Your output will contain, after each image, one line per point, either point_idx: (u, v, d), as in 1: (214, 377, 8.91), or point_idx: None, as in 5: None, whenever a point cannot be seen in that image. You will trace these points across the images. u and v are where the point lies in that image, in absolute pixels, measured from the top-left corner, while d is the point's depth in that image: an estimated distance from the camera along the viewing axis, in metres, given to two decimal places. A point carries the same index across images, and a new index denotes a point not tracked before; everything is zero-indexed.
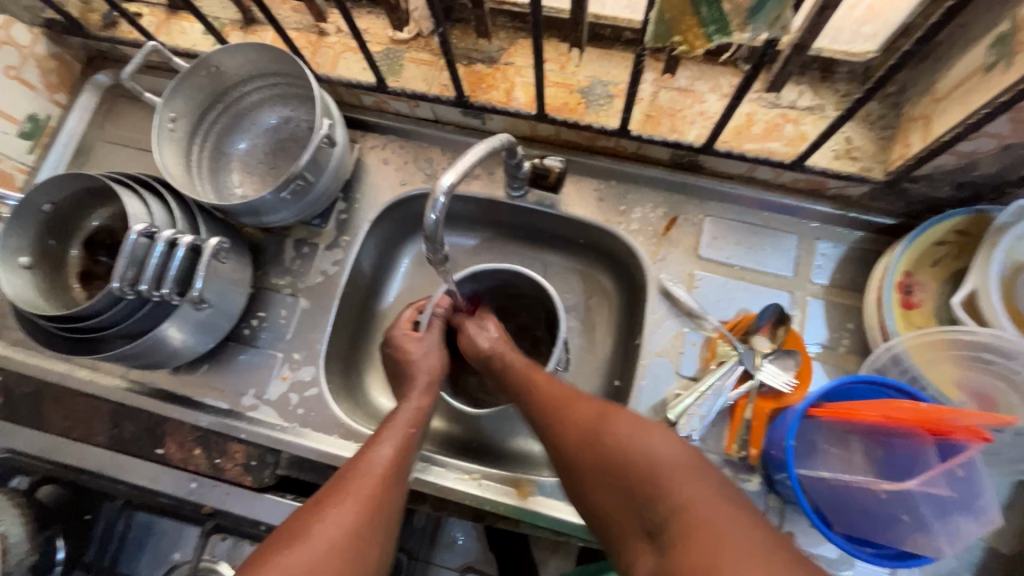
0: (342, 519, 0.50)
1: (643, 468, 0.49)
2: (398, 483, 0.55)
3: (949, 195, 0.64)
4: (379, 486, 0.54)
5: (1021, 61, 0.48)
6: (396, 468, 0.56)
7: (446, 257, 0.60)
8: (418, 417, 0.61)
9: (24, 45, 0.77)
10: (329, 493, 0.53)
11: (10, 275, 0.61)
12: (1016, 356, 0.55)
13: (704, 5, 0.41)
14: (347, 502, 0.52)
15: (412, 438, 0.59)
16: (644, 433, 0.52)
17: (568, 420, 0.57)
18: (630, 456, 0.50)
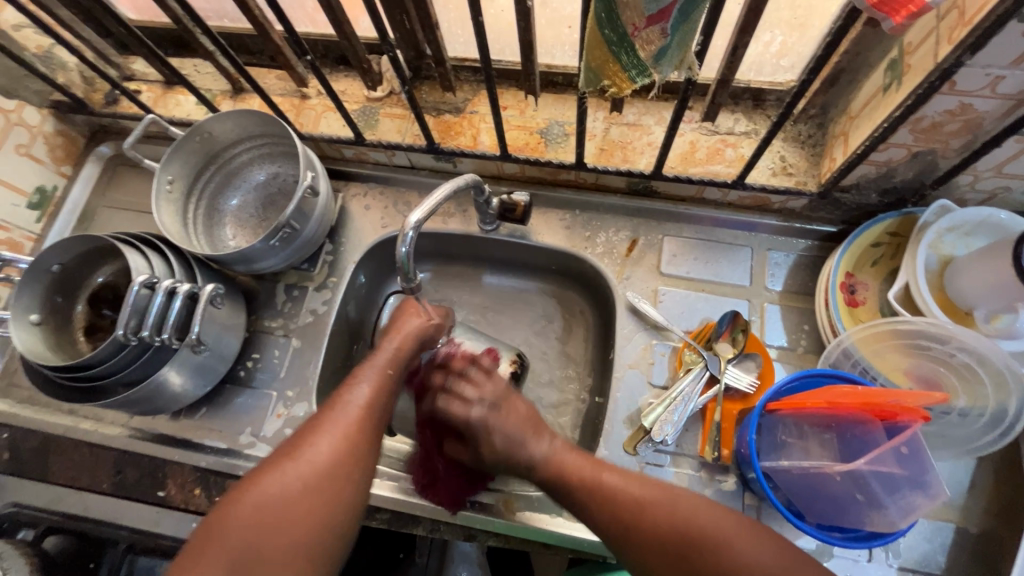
0: (320, 446, 0.51)
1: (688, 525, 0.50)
2: (376, 421, 0.56)
3: (878, 201, 0.70)
4: (357, 421, 0.54)
5: (908, 81, 0.54)
6: (375, 407, 0.56)
7: (419, 283, 0.67)
8: (396, 358, 0.62)
9: (33, 125, 0.84)
10: (312, 423, 0.54)
11: (21, 332, 0.66)
12: (950, 340, 0.60)
13: (623, 55, 0.46)
14: (326, 429, 0.53)
15: (392, 380, 0.60)
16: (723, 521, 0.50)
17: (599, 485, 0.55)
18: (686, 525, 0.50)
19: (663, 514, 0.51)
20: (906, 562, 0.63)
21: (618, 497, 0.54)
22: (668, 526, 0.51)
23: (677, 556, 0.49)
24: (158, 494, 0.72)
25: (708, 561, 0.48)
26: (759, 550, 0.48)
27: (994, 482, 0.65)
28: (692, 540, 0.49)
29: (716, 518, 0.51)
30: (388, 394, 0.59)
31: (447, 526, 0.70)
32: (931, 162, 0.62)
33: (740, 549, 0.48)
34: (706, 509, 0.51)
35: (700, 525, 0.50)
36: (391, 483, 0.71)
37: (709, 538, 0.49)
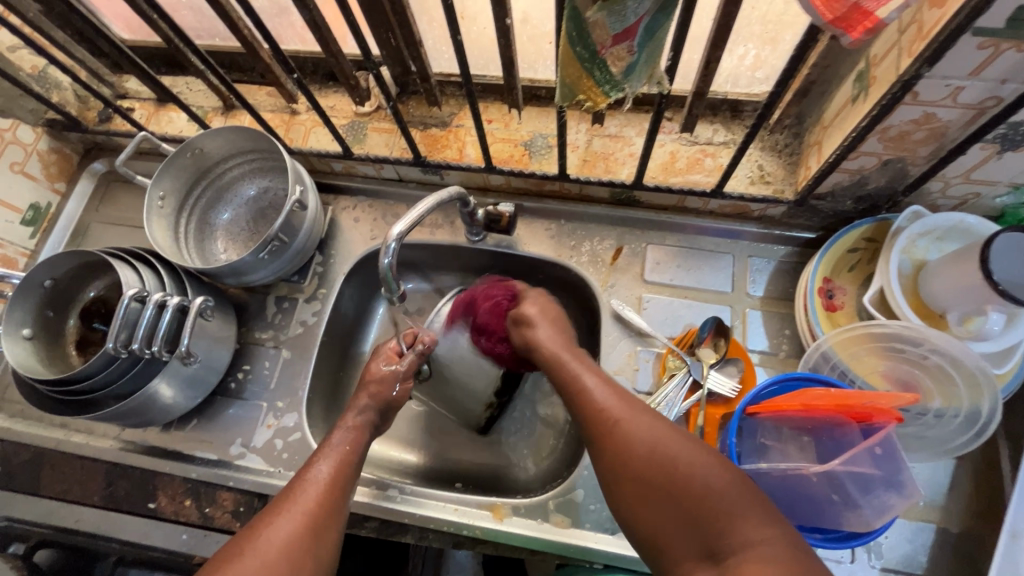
0: (285, 524, 0.52)
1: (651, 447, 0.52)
2: (338, 498, 0.57)
3: (853, 208, 0.72)
4: (322, 497, 0.56)
5: (874, 92, 0.56)
6: (337, 483, 0.58)
7: (404, 295, 0.67)
8: (355, 437, 0.64)
9: (28, 143, 0.86)
10: (275, 504, 0.55)
11: (13, 347, 0.67)
12: (923, 342, 0.61)
13: (596, 70, 0.48)
14: (291, 507, 0.54)
15: (353, 459, 0.62)
16: (685, 446, 0.51)
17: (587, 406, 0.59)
18: (649, 449, 0.52)
19: (630, 429, 0.54)
20: (887, 563, 0.64)
21: (599, 406, 0.58)
22: (633, 439, 0.54)
23: (630, 462, 0.53)
24: (149, 506, 0.73)
25: (658, 476, 0.50)
26: (711, 472, 0.49)
27: (973, 482, 0.66)
28: (650, 457, 0.52)
29: (677, 441, 0.52)
30: (349, 472, 0.60)
31: (435, 534, 0.71)
32: (901, 169, 0.64)
33: (694, 468, 0.49)
34: (671, 433, 0.53)
35: (661, 443, 0.52)
36: (379, 491, 0.71)
37: (667, 457, 0.51)
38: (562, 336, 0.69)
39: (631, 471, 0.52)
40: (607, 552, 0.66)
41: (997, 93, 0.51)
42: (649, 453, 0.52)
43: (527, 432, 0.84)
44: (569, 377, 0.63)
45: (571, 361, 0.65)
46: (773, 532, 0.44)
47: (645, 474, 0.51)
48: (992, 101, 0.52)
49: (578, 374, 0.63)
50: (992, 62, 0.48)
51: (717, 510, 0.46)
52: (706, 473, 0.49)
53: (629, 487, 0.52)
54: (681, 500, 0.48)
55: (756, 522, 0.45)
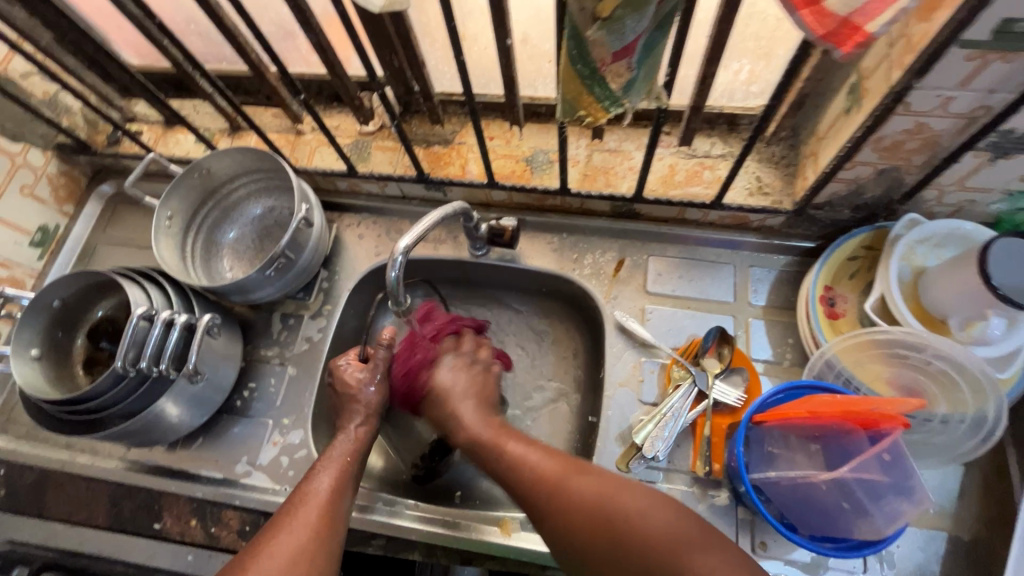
0: (289, 537, 0.54)
1: (597, 506, 0.55)
2: (338, 508, 0.59)
3: (851, 217, 0.73)
4: (324, 508, 0.58)
5: (867, 103, 0.58)
6: (337, 496, 0.60)
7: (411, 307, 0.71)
8: (355, 447, 0.66)
9: (38, 166, 0.88)
10: (274, 524, 0.56)
11: (21, 367, 0.67)
12: (925, 348, 0.62)
13: (596, 87, 0.49)
14: (293, 521, 0.56)
15: (351, 468, 0.64)
16: (630, 499, 0.54)
17: (524, 471, 0.61)
18: (598, 507, 0.55)
19: (570, 486, 0.57)
20: (900, 572, 0.64)
21: (530, 467, 0.61)
22: (573, 495, 0.56)
23: (579, 529, 0.54)
24: (155, 526, 0.73)
25: (605, 528, 0.53)
26: (660, 519, 0.52)
27: (984, 489, 0.66)
28: (594, 509, 0.55)
29: (621, 492, 0.55)
30: (348, 483, 0.62)
31: (443, 550, 0.70)
32: (897, 178, 0.65)
33: (642, 520, 0.52)
34: (611, 481, 0.57)
35: (604, 495, 0.55)
36: (384, 507, 0.71)
37: (610, 510, 0.54)
38: (471, 381, 0.72)
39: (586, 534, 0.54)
40: None
41: (987, 103, 0.52)
42: (597, 513, 0.54)
43: None
44: (490, 443, 0.65)
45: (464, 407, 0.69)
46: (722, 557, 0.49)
47: (595, 536, 0.53)
48: (982, 111, 0.53)
49: (502, 444, 0.65)
50: (980, 72, 0.49)
51: (668, 549, 0.50)
52: (653, 516, 0.52)
53: (579, 542, 0.54)
54: (633, 548, 0.51)
55: (705, 551, 0.49)
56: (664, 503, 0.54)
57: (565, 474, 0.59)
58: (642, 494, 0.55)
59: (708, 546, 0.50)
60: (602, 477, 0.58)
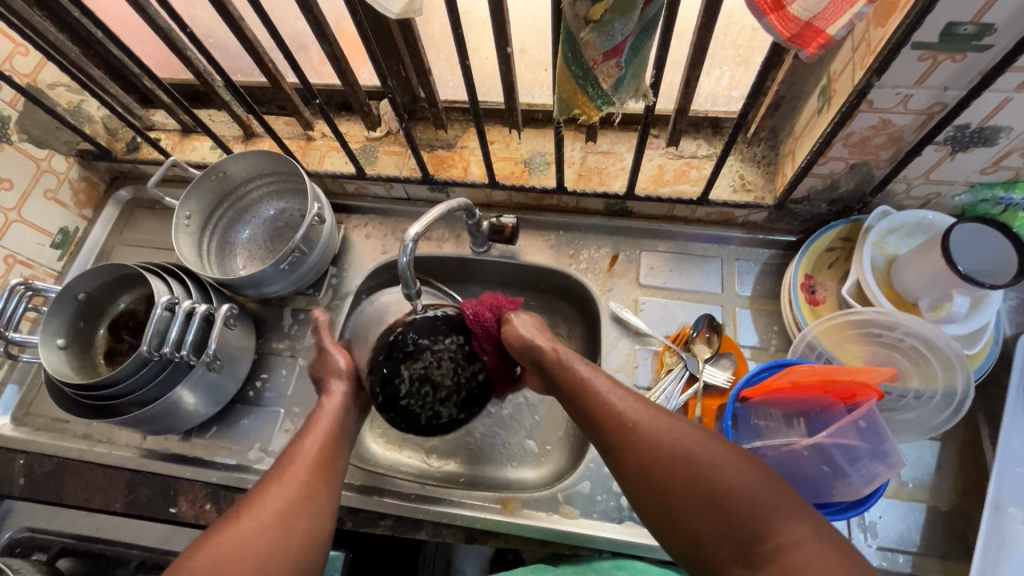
0: (281, 492, 0.57)
1: (686, 456, 0.53)
2: (328, 465, 0.62)
3: (828, 210, 0.78)
4: (313, 464, 0.61)
5: (836, 101, 0.63)
6: (325, 455, 0.63)
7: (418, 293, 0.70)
8: (337, 408, 0.68)
9: (61, 171, 0.92)
10: (268, 479, 0.59)
11: (48, 354, 0.71)
12: (897, 326, 0.67)
13: (589, 87, 0.54)
14: (286, 477, 0.59)
15: (338, 429, 0.66)
16: (718, 455, 0.53)
17: (609, 413, 0.58)
18: (686, 455, 0.53)
19: (658, 434, 0.55)
20: (884, 542, 0.67)
21: (618, 412, 0.58)
22: (655, 443, 0.55)
23: (665, 477, 0.53)
24: (169, 511, 0.76)
25: (698, 482, 0.52)
26: (748, 482, 0.51)
27: (959, 462, 0.70)
28: (682, 460, 0.53)
29: (711, 446, 0.54)
30: (337, 445, 0.65)
31: (448, 529, 0.73)
32: (867, 172, 0.71)
33: (727, 480, 0.51)
34: (702, 435, 0.55)
35: (693, 448, 0.54)
36: (394, 488, 0.74)
37: (701, 461, 0.52)
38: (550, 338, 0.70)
39: (667, 482, 0.53)
40: (615, 539, 0.69)
41: (942, 99, 0.58)
42: (685, 465, 0.53)
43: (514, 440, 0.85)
44: (586, 385, 0.62)
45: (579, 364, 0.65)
46: (810, 527, 0.48)
47: (673, 483, 0.53)
48: (938, 107, 0.59)
49: (599, 392, 0.61)
50: (933, 71, 0.55)
51: (757, 511, 0.49)
52: (746, 475, 0.51)
53: (655, 491, 0.54)
54: (721, 502, 0.50)
55: (793, 518, 0.49)
56: (753, 465, 0.52)
57: (647, 421, 0.57)
58: (736, 454, 0.53)
59: (792, 512, 0.49)
60: (694, 431, 0.55)
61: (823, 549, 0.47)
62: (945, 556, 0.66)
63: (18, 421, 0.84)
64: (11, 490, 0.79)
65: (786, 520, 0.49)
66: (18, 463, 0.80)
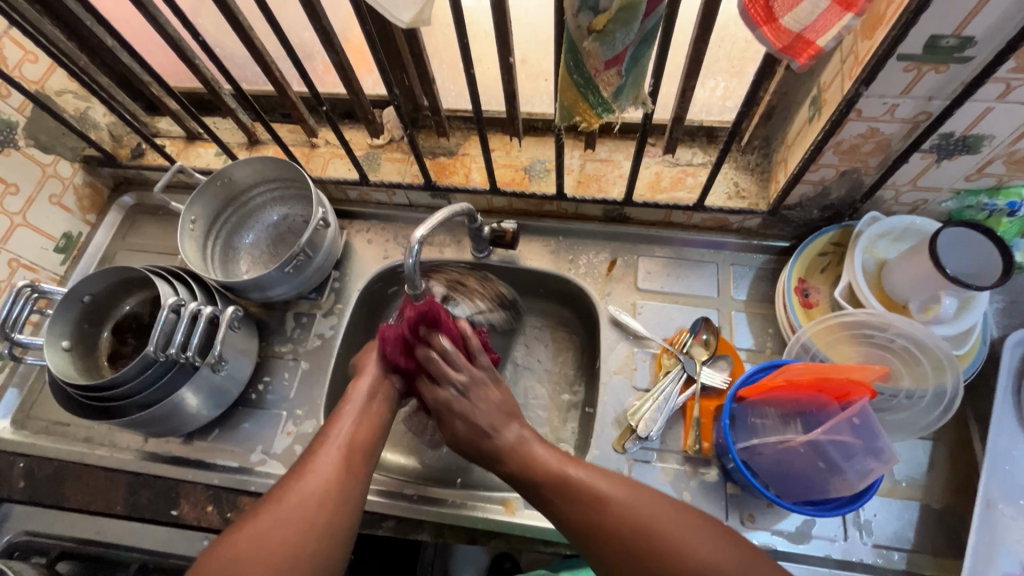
0: (316, 477, 0.59)
1: (650, 525, 0.56)
2: (363, 452, 0.64)
3: (820, 216, 0.81)
4: (346, 450, 0.63)
5: (826, 111, 0.66)
6: (360, 444, 0.65)
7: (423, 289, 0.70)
8: (372, 399, 0.69)
9: (66, 177, 0.93)
10: (300, 464, 0.62)
11: (53, 356, 0.72)
12: (887, 327, 0.68)
13: (590, 95, 0.56)
14: (318, 463, 0.61)
15: (375, 415, 0.68)
16: (678, 521, 0.56)
17: (567, 487, 0.60)
18: (648, 526, 0.56)
19: (623, 504, 0.58)
20: (879, 540, 0.68)
21: (582, 489, 0.60)
22: (618, 514, 0.57)
23: (626, 546, 0.55)
24: (171, 513, 0.75)
25: (661, 553, 0.54)
26: (712, 551, 0.54)
27: (950, 461, 0.72)
28: (641, 531, 0.56)
29: (674, 516, 0.57)
30: (372, 431, 0.67)
31: (451, 530, 0.74)
32: (857, 179, 0.73)
33: (695, 547, 0.54)
34: (663, 505, 0.58)
35: (651, 514, 0.57)
36: (395, 489, 0.75)
37: (656, 527, 0.56)
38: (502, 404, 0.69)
39: (629, 553, 0.55)
40: None
41: (926, 109, 0.61)
42: (649, 535, 0.55)
43: None
44: (536, 464, 0.63)
45: (506, 429, 0.67)
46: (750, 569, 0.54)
47: (637, 555, 0.55)
48: (923, 116, 0.62)
49: (557, 471, 0.62)
50: (917, 81, 0.58)
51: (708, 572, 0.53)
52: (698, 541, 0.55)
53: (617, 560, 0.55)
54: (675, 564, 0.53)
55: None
56: (710, 529, 0.56)
57: (608, 491, 0.59)
58: (689, 517, 0.57)
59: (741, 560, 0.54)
60: (655, 498, 0.59)
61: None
62: (938, 552, 0.68)
63: (18, 425, 0.84)
64: (10, 493, 0.79)
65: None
66: (18, 466, 0.80)
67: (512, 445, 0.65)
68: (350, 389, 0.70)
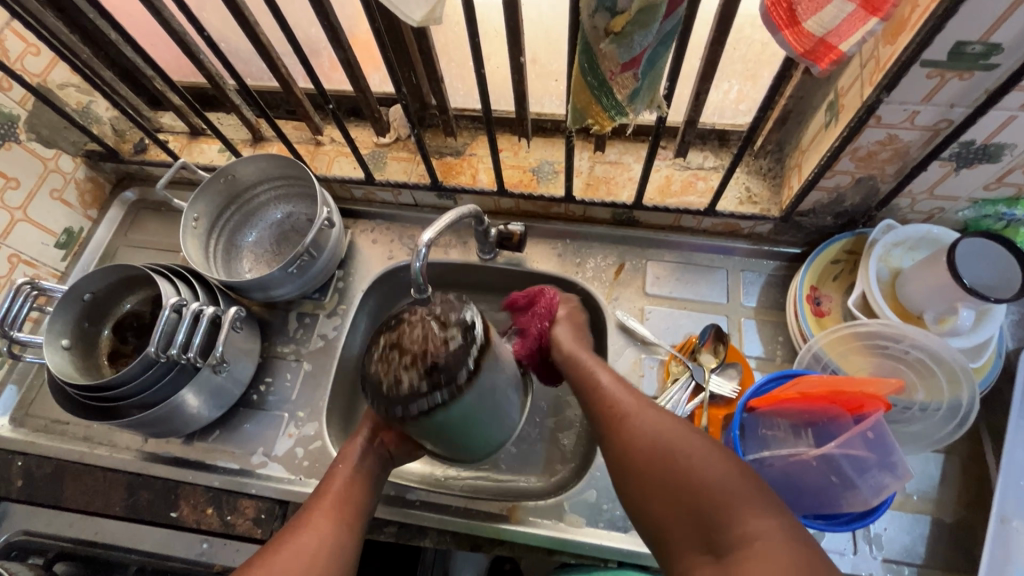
0: (307, 538, 0.60)
1: (658, 438, 0.56)
2: (354, 509, 0.64)
3: (833, 223, 0.79)
4: (337, 507, 0.64)
5: (843, 117, 0.64)
6: (352, 500, 0.65)
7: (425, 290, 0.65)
8: (366, 451, 0.69)
9: (67, 171, 0.92)
10: (293, 523, 0.62)
11: (54, 355, 0.71)
12: (903, 338, 0.67)
13: (603, 98, 0.55)
14: (310, 523, 0.61)
15: (369, 468, 0.68)
16: (693, 442, 0.55)
17: (600, 397, 0.64)
18: (658, 442, 0.56)
19: (640, 420, 0.59)
20: (888, 554, 0.67)
21: (610, 401, 0.63)
22: (640, 433, 0.58)
23: (638, 454, 0.56)
24: (171, 515, 0.75)
25: (670, 467, 0.54)
26: (720, 470, 0.52)
27: (963, 475, 0.70)
28: (656, 447, 0.56)
29: (683, 434, 0.56)
30: (364, 485, 0.67)
31: (453, 537, 0.73)
32: (873, 187, 0.72)
33: (698, 465, 0.53)
34: (678, 427, 0.57)
35: (670, 436, 0.56)
36: (398, 495, 0.74)
37: (674, 447, 0.55)
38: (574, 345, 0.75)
39: (642, 466, 0.56)
40: (621, 549, 0.69)
41: (948, 116, 0.59)
42: (659, 450, 0.55)
43: (523, 448, 0.85)
44: (588, 373, 0.67)
45: (583, 354, 0.71)
46: (771, 515, 0.48)
47: (650, 469, 0.55)
48: (944, 124, 0.60)
49: (600, 382, 0.65)
50: (940, 88, 0.56)
51: (723, 499, 0.50)
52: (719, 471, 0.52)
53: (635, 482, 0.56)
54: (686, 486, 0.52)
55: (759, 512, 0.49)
56: (726, 456, 0.53)
57: (634, 410, 0.60)
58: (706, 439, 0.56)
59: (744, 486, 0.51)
60: (678, 422, 0.58)
61: (779, 544, 0.46)
62: (949, 568, 0.66)
63: (16, 423, 0.83)
64: (8, 492, 0.78)
65: (746, 507, 0.49)
66: (16, 465, 0.79)
67: (569, 354, 0.72)
68: (340, 452, 0.70)
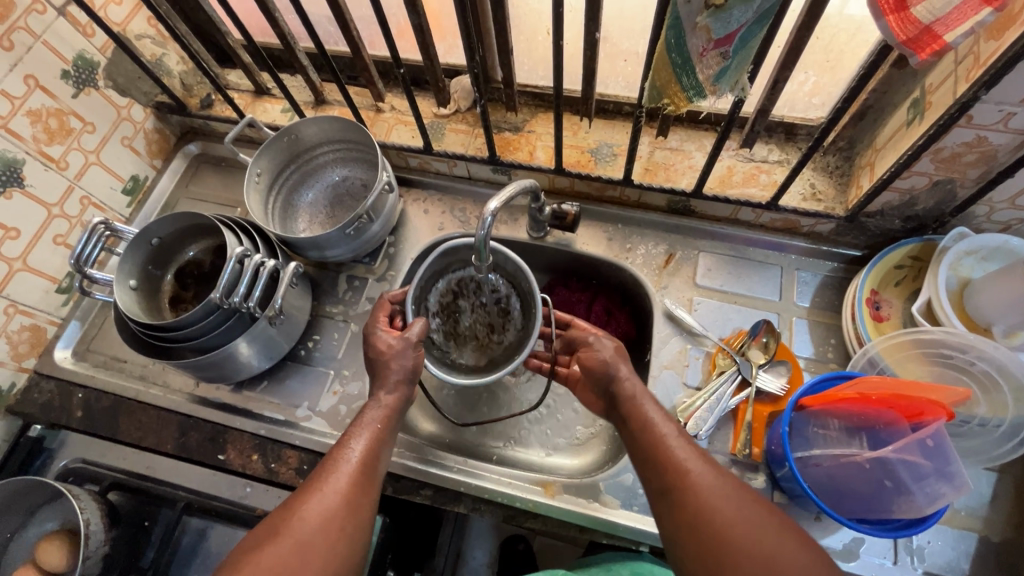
0: (326, 502, 0.55)
1: (724, 506, 0.52)
2: (373, 474, 0.60)
3: (901, 227, 0.77)
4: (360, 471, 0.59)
5: (931, 114, 0.62)
6: (371, 467, 0.60)
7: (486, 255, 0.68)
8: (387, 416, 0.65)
9: (138, 121, 0.95)
10: (308, 487, 0.57)
11: (123, 293, 0.74)
12: (969, 349, 0.65)
13: (685, 77, 0.54)
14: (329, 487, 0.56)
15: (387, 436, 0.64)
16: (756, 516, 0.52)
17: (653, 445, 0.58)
18: (723, 512, 0.52)
19: (701, 480, 0.54)
20: (930, 567, 0.66)
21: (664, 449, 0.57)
22: (703, 493, 0.53)
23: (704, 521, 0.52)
24: (218, 457, 0.77)
25: (736, 542, 0.50)
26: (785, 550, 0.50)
27: (1016, 496, 0.68)
28: (722, 517, 0.52)
29: (747, 507, 0.53)
30: (382, 453, 0.62)
31: (487, 505, 0.74)
32: (951, 191, 0.69)
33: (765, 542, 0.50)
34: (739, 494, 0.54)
35: (735, 504, 0.53)
36: (435, 459, 0.76)
37: (743, 523, 0.51)
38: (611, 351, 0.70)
39: (702, 534, 0.52)
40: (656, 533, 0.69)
41: None
42: (726, 520, 0.52)
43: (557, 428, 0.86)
44: (647, 419, 0.61)
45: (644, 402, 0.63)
46: None
47: (709, 538, 0.51)
48: None
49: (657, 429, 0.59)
50: None
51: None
52: (807, 559, 0.49)
53: (695, 550, 0.52)
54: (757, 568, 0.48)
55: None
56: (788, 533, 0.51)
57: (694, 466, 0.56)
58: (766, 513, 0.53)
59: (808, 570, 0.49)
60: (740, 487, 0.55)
61: None
62: None
63: (78, 356, 0.88)
64: (68, 421, 0.82)
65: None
66: (77, 397, 0.83)
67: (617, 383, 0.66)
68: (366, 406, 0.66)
